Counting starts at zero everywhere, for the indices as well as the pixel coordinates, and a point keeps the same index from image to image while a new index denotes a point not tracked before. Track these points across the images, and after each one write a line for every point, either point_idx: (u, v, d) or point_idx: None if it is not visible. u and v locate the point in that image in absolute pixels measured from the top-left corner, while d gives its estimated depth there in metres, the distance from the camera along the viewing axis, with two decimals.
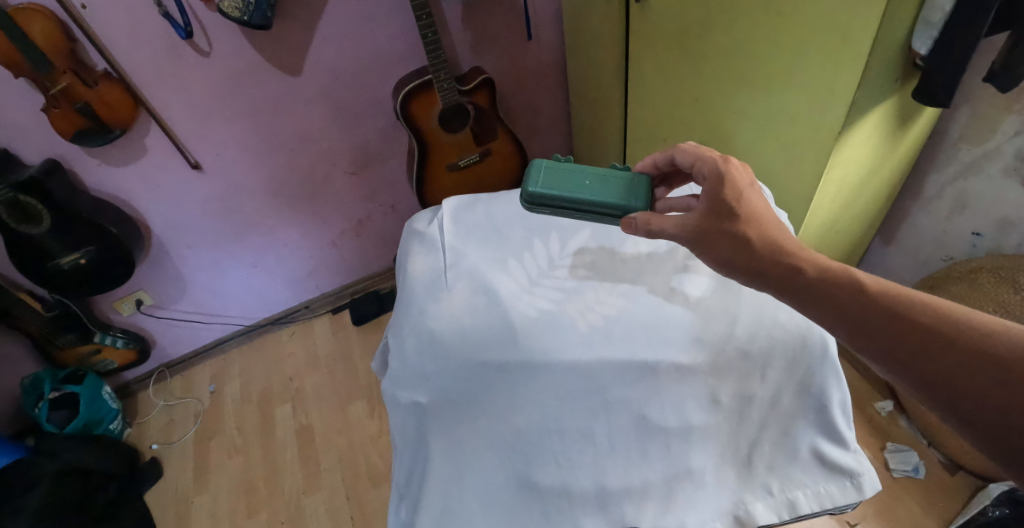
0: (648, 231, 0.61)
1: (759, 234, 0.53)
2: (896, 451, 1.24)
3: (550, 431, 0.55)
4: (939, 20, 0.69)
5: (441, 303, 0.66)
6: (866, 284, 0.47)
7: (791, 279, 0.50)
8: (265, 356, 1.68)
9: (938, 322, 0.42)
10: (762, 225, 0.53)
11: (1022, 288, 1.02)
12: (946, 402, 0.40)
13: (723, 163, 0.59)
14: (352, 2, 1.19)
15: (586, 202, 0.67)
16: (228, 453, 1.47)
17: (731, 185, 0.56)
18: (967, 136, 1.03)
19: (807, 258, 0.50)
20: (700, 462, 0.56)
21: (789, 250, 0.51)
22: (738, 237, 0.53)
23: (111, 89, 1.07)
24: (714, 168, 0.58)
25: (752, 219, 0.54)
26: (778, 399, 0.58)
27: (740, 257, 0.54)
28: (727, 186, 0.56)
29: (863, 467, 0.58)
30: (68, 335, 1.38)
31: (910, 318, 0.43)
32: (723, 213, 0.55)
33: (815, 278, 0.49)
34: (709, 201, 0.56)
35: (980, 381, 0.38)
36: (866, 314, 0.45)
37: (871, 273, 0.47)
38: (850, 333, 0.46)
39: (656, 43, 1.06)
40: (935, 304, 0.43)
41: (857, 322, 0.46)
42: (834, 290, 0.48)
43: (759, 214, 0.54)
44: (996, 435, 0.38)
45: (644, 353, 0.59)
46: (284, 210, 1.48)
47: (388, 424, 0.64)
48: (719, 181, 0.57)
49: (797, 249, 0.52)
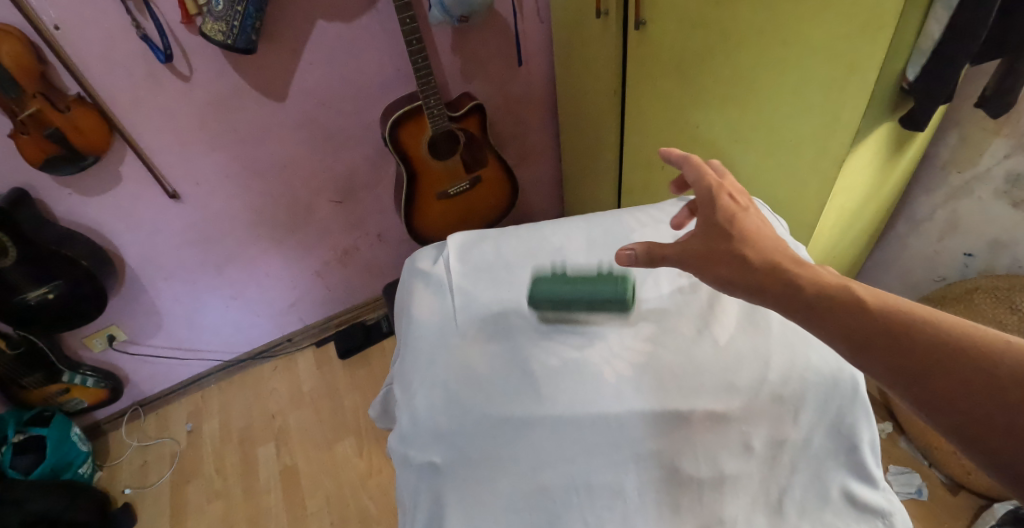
0: (648, 259, 0.57)
1: (756, 251, 0.51)
2: (898, 473, 1.22)
3: (576, 487, 0.52)
4: (928, 48, 0.68)
5: (453, 350, 0.62)
6: (870, 302, 0.43)
7: (793, 295, 0.47)
8: (246, 392, 1.60)
9: (934, 337, 0.39)
10: (760, 244, 0.51)
11: (1019, 307, 1.02)
12: (948, 419, 0.36)
13: (718, 193, 0.57)
14: (341, 28, 1.17)
15: (588, 284, 0.63)
16: (207, 497, 1.38)
17: (724, 207, 0.56)
18: (955, 159, 1.04)
19: (808, 273, 0.47)
20: (732, 511, 0.53)
21: (787, 266, 0.48)
22: (737, 255, 0.51)
23: (84, 114, 1.02)
24: (706, 191, 0.57)
25: (750, 239, 0.52)
26: (811, 443, 0.56)
27: (739, 275, 0.51)
28: (717, 209, 0.56)
29: (895, 507, 0.54)
30: (34, 375, 1.29)
31: (910, 333, 0.40)
32: (717, 234, 0.54)
33: (815, 294, 0.45)
34: (704, 224, 0.56)
35: (991, 407, 0.35)
36: (868, 331, 0.41)
37: (870, 286, 0.44)
38: (853, 347, 0.42)
39: (654, 68, 1.05)
40: (933, 319, 0.40)
41: (857, 334, 0.42)
42: (836, 307, 0.44)
43: (757, 233, 0.52)
44: (1004, 465, 0.34)
45: (675, 402, 0.56)
46: (267, 240, 1.42)
47: (396, 482, 0.59)
48: (711, 205, 0.56)
49: (795, 264, 0.48)
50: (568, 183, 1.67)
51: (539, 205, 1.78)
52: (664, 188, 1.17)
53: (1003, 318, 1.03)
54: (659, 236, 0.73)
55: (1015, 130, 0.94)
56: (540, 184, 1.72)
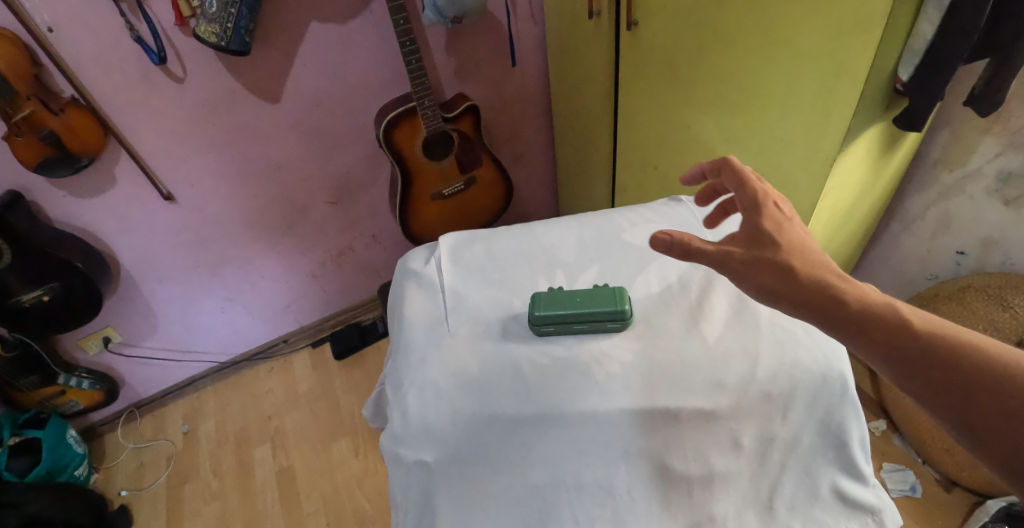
0: (683, 251, 0.51)
1: (800, 262, 0.47)
2: (892, 471, 1.23)
3: (566, 485, 0.53)
4: (921, 49, 0.69)
5: (445, 350, 0.63)
6: (915, 323, 0.41)
7: (834, 310, 0.43)
8: (242, 393, 1.60)
9: (981, 364, 0.36)
10: (806, 256, 0.47)
11: (1010, 305, 1.02)
12: (993, 448, 0.34)
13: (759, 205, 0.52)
14: (335, 29, 1.17)
15: (585, 317, 0.62)
16: (204, 498, 1.38)
17: (768, 216, 0.51)
18: (946, 158, 1.05)
19: (850, 288, 0.44)
20: (722, 509, 0.53)
21: (830, 280, 0.45)
22: (777, 264, 0.47)
23: (79, 116, 1.02)
24: (751, 199, 0.53)
25: (794, 249, 0.48)
26: (800, 440, 0.56)
27: (782, 286, 0.46)
28: (763, 218, 0.51)
29: (885, 504, 0.54)
30: (30, 378, 1.28)
31: (952, 355, 0.38)
32: (764, 243, 0.49)
33: (857, 311, 0.42)
34: (748, 231, 0.51)
35: None
36: (911, 353, 0.39)
37: (916, 308, 0.42)
38: (893, 367, 0.40)
39: (647, 69, 1.05)
40: (981, 345, 0.38)
41: (895, 351, 0.40)
42: (879, 327, 0.41)
43: (800, 244, 0.48)
44: None
45: (663, 399, 0.56)
46: (262, 241, 1.42)
47: (387, 482, 0.58)
48: (756, 210, 0.52)
49: (839, 279, 0.45)
50: (563, 184, 1.68)
51: (535, 205, 1.78)
52: (658, 188, 1.18)
53: (994, 315, 1.03)
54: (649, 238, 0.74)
55: (1005, 129, 0.95)
56: (535, 184, 1.72)
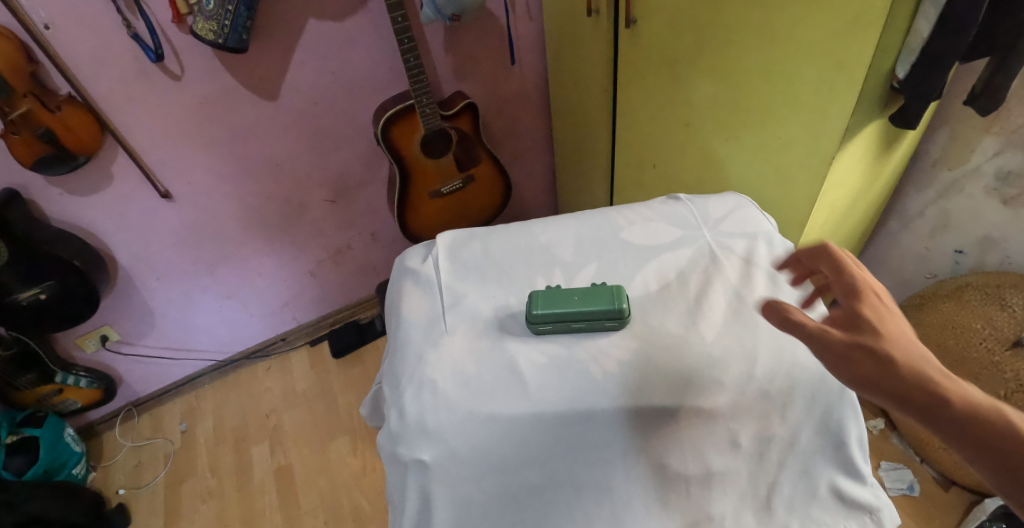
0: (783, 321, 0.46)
1: (901, 354, 0.42)
2: (890, 469, 1.23)
3: (562, 484, 0.53)
4: (918, 47, 0.68)
5: (442, 348, 0.62)
6: None
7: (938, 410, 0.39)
8: (240, 392, 1.59)
9: None
10: (910, 349, 0.42)
11: (1009, 305, 1.01)
12: None
13: (859, 294, 0.48)
14: (333, 26, 1.17)
15: (581, 316, 0.62)
16: (201, 497, 1.38)
17: (869, 303, 0.47)
18: (945, 157, 1.05)
19: (958, 388, 0.39)
20: (720, 508, 0.52)
21: (936, 379, 0.40)
22: (881, 353, 0.42)
23: (75, 113, 1.01)
24: (850, 284, 0.49)
25: (895, 339, 0.43)
26: (798, 439, 0.55)
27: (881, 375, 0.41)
28: (864, 303, 0.46)
29: (883, 502, 0.54)
30: (27, 376, 1.28)
31: None
32: (862, 328, 0.44)
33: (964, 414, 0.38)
34: (845, 314, 0.46)
35: None
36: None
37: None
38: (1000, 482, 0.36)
39: (646, 66, 1.04)
40: None
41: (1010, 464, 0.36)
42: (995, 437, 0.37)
43: (903, 335, 0.44)
44: None
45: (661, 398, 0.56)
46: (260, 239, 1.42)
47: (386, 479, 0.59)
48: (855, 298, 0.47)
49: (943, 376, 0.40)
50: (562, 182, 1.67)
51: (533, 203, 1.78)
52: (657, 186, 1.17)
53: (992, 315, 1.03)
54: (647, 236, 0.73)
55: (1004, 128, 0.94)
56: (534, 182, 1.72)
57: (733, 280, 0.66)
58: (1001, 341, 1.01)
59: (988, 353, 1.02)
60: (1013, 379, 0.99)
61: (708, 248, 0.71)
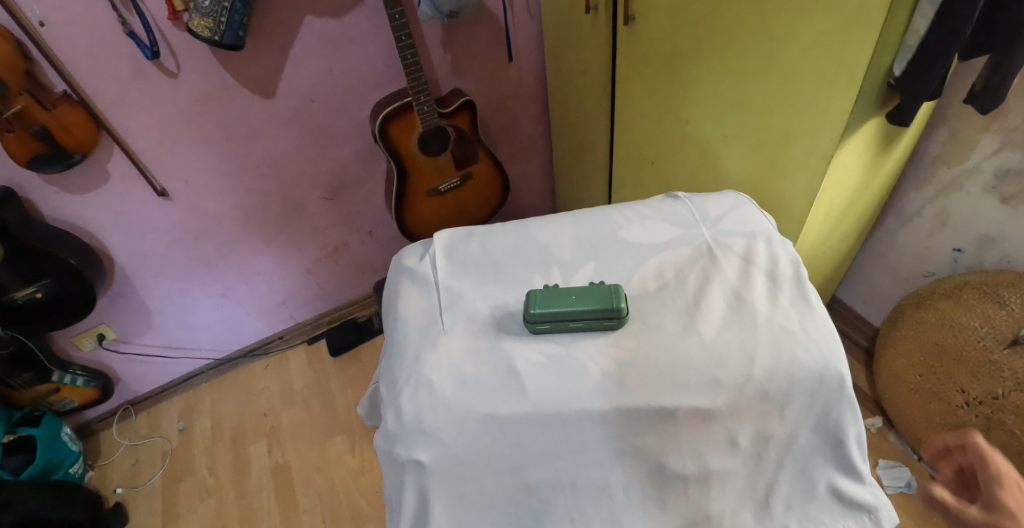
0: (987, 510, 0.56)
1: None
2: (888, 467, 1.23)
3: (563, 484, 0.54)
4: (915, 43, 0.68)
5: (439, 348, 0.62)
6: None
7: None
8: (238, 390, 1.59)
9: None
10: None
11: (1007, 303, 0.99)
12: None
13: (1004, 484, 0.58)
14: (330, 23, 1.16)
15: (578, 316, 0.61)
16: (199, 496, 1.38)
17: (1011, 493, 0.57)
18: (945, 155, 1.05)
19: None
20: (719, 508, 0.56)
21: None
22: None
23: (71, 111, 1.00)
24: (992, 472, 0.59)
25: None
26: (796, 439, 0.56)
27: None
28: (1002, 488, 0.57)
29: (881, 501, 0.58)
30: (24, 375, 1.27)
31: None
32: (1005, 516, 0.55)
33: None
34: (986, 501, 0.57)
35: None
36: None
37: None
38: None
39: (646, 64, 1.04)
40: None
41: None
42: None
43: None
44: None
45: (659, 398, 0.55)
46: (257, 237, 1.41)
47: (384, 478, 0.59)
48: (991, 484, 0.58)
49: None
50: (560, 180, 1.67)
51: (531, 201, 1.78)
52: (655, 184, 1.17)
53: (990, 313, 1.00)
54: (645, 234, 0.73)
55: (1003, 126, 0.94)
56: (532, 180, 1.72)
57: (732, 279, 0.66)
58: (1000, 339, 0.98)
59: (985, 352, 1.00)
60: (1011, 378, 0.96)
61: (706, 246, 0.70)
